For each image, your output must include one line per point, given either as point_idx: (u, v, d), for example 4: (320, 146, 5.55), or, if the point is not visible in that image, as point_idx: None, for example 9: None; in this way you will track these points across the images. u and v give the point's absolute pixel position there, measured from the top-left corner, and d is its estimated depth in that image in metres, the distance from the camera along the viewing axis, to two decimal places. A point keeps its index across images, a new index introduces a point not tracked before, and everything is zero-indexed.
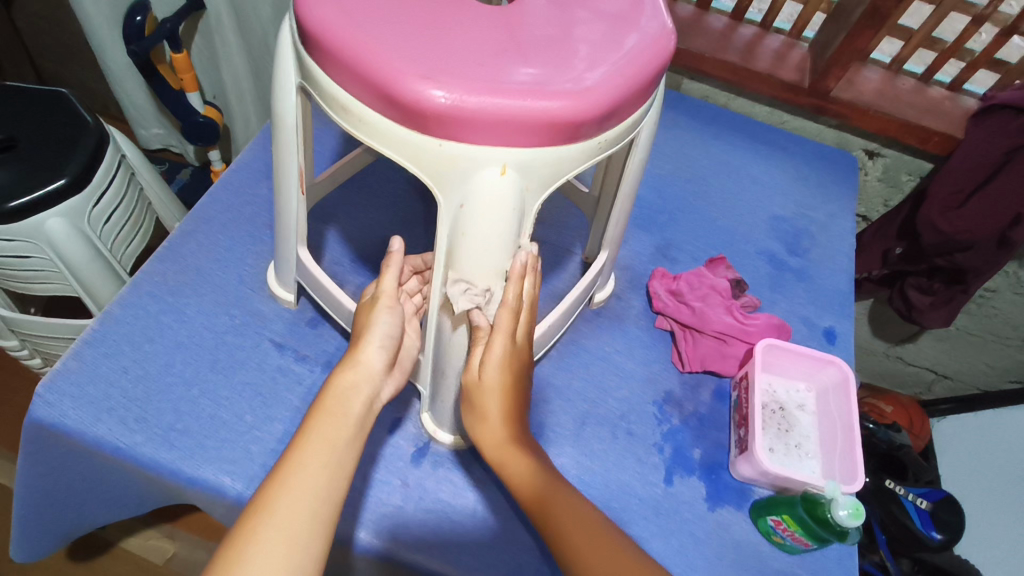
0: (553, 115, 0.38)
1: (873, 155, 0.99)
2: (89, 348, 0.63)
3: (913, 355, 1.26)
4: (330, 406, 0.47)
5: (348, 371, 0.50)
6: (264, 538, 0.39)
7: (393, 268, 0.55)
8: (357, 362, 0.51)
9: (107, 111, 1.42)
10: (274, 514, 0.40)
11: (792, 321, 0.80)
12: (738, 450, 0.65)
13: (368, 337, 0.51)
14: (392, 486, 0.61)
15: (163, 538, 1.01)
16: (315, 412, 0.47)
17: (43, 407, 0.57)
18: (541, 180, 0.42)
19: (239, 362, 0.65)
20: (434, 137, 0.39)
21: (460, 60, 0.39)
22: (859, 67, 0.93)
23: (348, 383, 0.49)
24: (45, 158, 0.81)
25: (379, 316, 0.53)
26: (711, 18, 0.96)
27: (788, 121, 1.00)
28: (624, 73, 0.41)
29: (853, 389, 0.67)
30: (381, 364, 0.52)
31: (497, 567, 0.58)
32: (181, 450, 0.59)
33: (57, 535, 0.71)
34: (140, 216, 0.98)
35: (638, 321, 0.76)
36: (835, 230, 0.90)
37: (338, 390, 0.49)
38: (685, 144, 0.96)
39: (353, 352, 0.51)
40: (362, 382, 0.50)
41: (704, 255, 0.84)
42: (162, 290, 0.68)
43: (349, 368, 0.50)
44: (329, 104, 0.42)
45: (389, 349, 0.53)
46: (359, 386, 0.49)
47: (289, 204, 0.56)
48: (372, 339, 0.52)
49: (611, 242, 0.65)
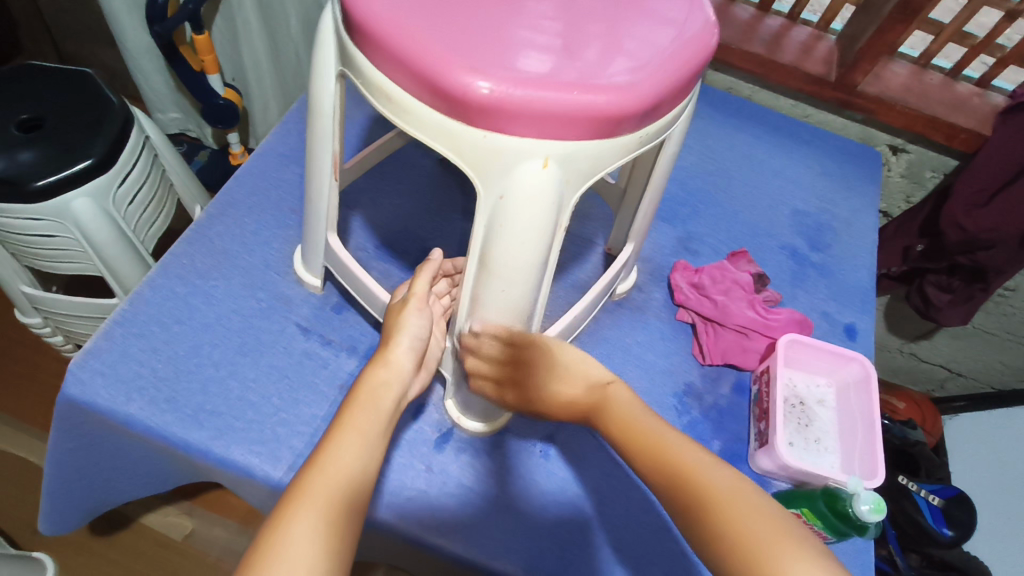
0: (597, 110, 0.38)
1: (898, 151, 0.98)
2: (119, 327, 0.64)
3: (928, 351, 1.26)
4: (363, 400, 0.49)
5: (379, 368, 0.52)
6: (303, 516, 0.41)
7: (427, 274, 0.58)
8: (387, 362, 0.53)
9: (126, 90, 1.43)
10: (313, 494, 0.42)
11: (813, 317, 0.80)
12: (758, 443, 0.66)
13: (399, 339, 0.54)
14: (417, 470, 0.62)
15: (181, 514, 1.03)
16: (349, 406, 0.49)
17: (76, 384, 0.59)
18: (582, 174, 0.42)
19: (267, 345, 0.66)
20: (476, 128, 0.39)
21: (507, 52, 0.39)
22: (886, 61, 0.92)
23: (379, 380, 0.51)
24: (72, 137, 0.82)
25: (410, 317, 0.56)
26: (737, 8, 0.95)
27: (812, 115, 0.99)
28: (668, 68, 0.41)
29: (874, 386, 0.67)
30: (410, 364, 0.54)
31: (518, 553, 0.58)
32: (211, 430, 0.60)
33: (83, 510, 0.72)
34: (162, 197, 0.99)
35: (660, 314, 0.77)
36: (857, 226, 0.90)
37: (369, 386, 0.51)
38: (708, 136, 0.95)
39: (383, 351, 0.54)
40: (393, 380, 0.52)
41: (725, 249, 0.84)
42: (190, 272, 0.68)
43: (381, 365, 0.53)
44: (372, 93, 0.42)
45: (417, 350, 0.55)
46: (389, 385, 0.52)
47: (321, 192, 0.57)
48: (402, 339, 0.54)
49: (637, 235, 0.65)
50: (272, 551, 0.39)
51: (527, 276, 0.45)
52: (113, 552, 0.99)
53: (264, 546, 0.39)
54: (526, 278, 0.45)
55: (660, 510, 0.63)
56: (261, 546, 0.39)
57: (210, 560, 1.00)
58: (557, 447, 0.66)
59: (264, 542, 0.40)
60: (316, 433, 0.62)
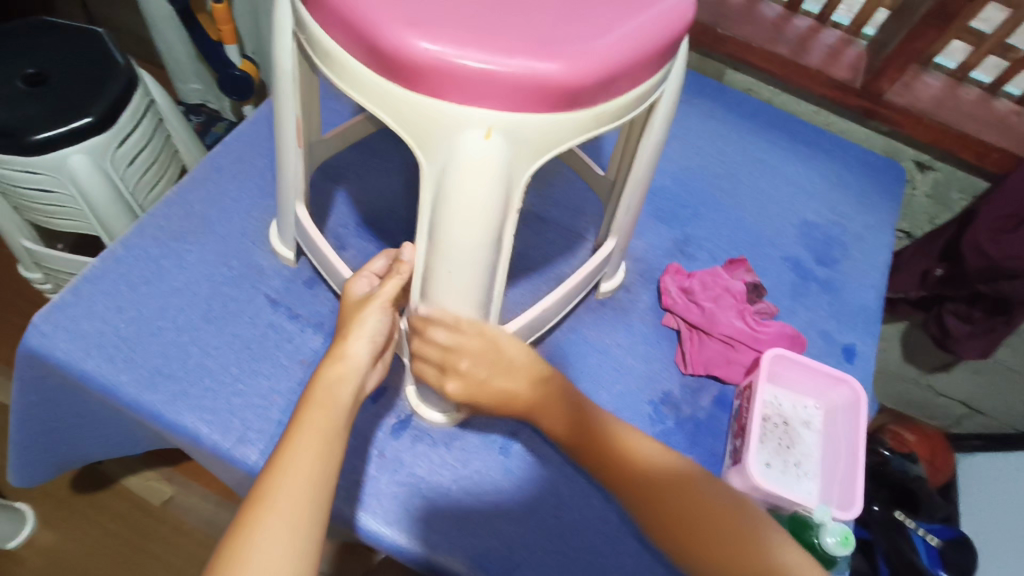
0: (545, 77, 0.37)
1: (924, 168, 0.92)
2: (88, 284, 0.63)
3: (945, 385, 1.19)
4: (319, 399, 0.48)
5: (336, 363, 0.50)
6: (264, 524, 0.41)
7: (399, 276, 0.52)
8: (344, 356, 0.50)
9: (151, 57, 1.44)
10: (274, 500, 0.42)
11: (810, 334, 0.75)
12: (732, 461, 0.62)
13: (356, 330, 0.51)
14: (368, 456, 0.60)
15: (162, 480, 1.02)
16: (306, 405, 0.48)
17: (38, 337, 0.58)
18: (533, 152, 0.40)
19: (232, 314, 0.65)
20: (418, 93, 0.38)
21: (454, 13, 0.37)
22: (919, 71, 0.86)
23: (335, 376, 0.49)
24: (75, 94, 0.81)
25: (371, 312, 0.52)
26: (764, 6, 0.91)
27: (834, 123, 0.95)
28: (631, 41, 0.39)
29: (864, 413, 0.62)
30: (368, 358, 0.51)
31: (463, 551, 0.56)
32: (165, 394, 0.58)
33: (49, 466, 0.72)
34: (165, 160, 0.98)
35: (645, 317, 0.73)
36: (869, 243, 0.85)
37: (325, 381, 0.49)
38: (719, 137, 0.91)
39: (340, 345, 0.51)
40: (350, 375, 0.50)
41: (724, 255, 0.80)
42: (165, 234, 0.68)
43: (337, 360, 0.50)
44: (319, 55, 0.41)
45: (377, 344, 0.52)
46: (347, 380, 0.50)
47: (289, 159, 0.56)
48: (361, 332, 0.51)
49: (620, 230, 0.63)
50: (236, 561, 0.39)
51: (477, 257, 0.43)
52: (93, 510, 1.00)
53: (226, 555, 0.40)
54: (476, 260, 0.43)
55: (618, 521, 0.60)
56: (224, 556, 0.40)
57: (185, 527, 1.00)
58: (518, 445, 0.63)
59: (227, 550, 0.40)
60: (270, 406, 0.60)
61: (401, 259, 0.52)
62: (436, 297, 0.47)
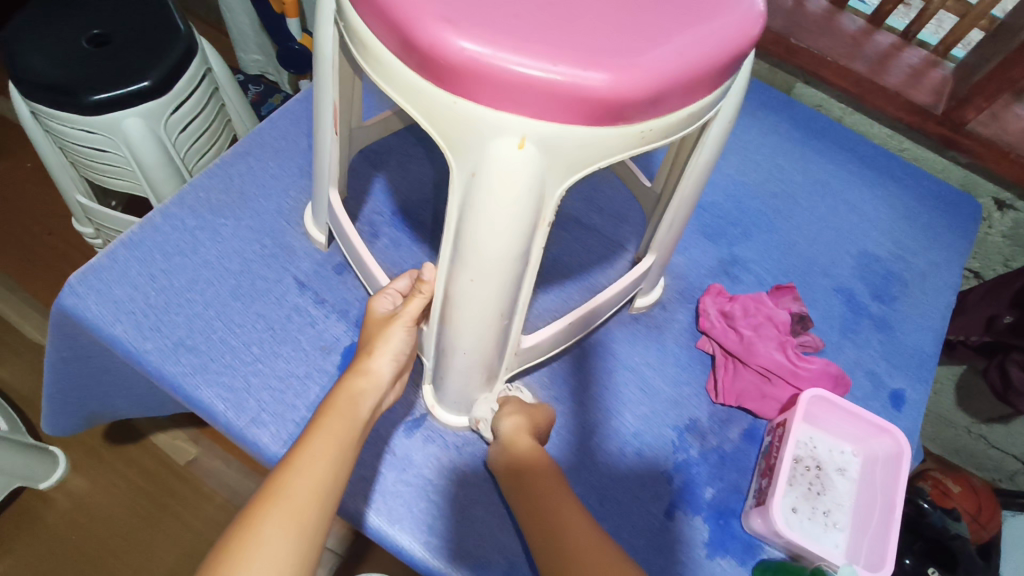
0: (588, 89, 0.34)
1: (1003, 207, 0.86)
2: (124, 249, 0.63)
3: (999, 438, 1.11)
4: (338, 407, 0.47)
5: (358, 376, 0.50)
6: (270, 518, 0.40)
7: (422, 296, 0.50)
8: (366, 370, 0.50)
9: (219, 27, 1.47)
10: (285, 497, 0.41)
11: (856, 374, 0.71)
12: (755, 501, 0.59)
13: (381, 347, 0.50)
14: (380, 453, 0.58)
15: (188, 441, 1.05)
16: (324, 412, 0.47)
17: (72, 297, 0.59)
18: (568, 163, 0.38)
19: (259, 293, 0.64)
20: (450, 93, 0.36)
21: (494, 9, 0.35)
22: (1011, 101, 0.79)
23: (357, 389, 0.49)
24: (135, 58, 0.82)
25: (394, 331, 0.50)
26: (845, 18, 0.85)
27: (908, 149, 0.89)
28: (687, 55, 0.36)
29: (906, 467, 0.57)
30: (389, 375, 0.51)
31: (463, 559, 0.54)
32: (187, 366, 0.59)
33: (77, 422, 0.73)
34: (217, 129, 0.98)
35: (679, 338, 0.70)
36: (933, 282, 0.79)
37: (345, 392, 0.49)
38: (780, 152, 0.86)
39: (361, 359, 0.51)
40: (372, 391, 0.49)
41: (771, 281, 0.75)
42: (203, 206, 0.68)
43: (359, 373, 0.50)
44: (356, 47, 0.40)
45: (400, 361, 0.51)
46: (367, 395, 0.49)
47: (326, 144, 0.55)
48: (385, 349, 0.50)
49: (660, 246, 0.60)
50: (237, 556, 0.38)
51: (502, 269, 0.41)
52: (120, 462, 1.03)
53: (227, 552, 0.39)
54: (500, 271, 0.41)
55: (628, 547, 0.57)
56: (226, 547, 0.39)
57: (205, 489, 1.02)
58: None
59: (231, 542, 0.39)
60: (287, 391, 0.60)
61: (421, 278, 0.50)
62: (456, 310, 0.45)
